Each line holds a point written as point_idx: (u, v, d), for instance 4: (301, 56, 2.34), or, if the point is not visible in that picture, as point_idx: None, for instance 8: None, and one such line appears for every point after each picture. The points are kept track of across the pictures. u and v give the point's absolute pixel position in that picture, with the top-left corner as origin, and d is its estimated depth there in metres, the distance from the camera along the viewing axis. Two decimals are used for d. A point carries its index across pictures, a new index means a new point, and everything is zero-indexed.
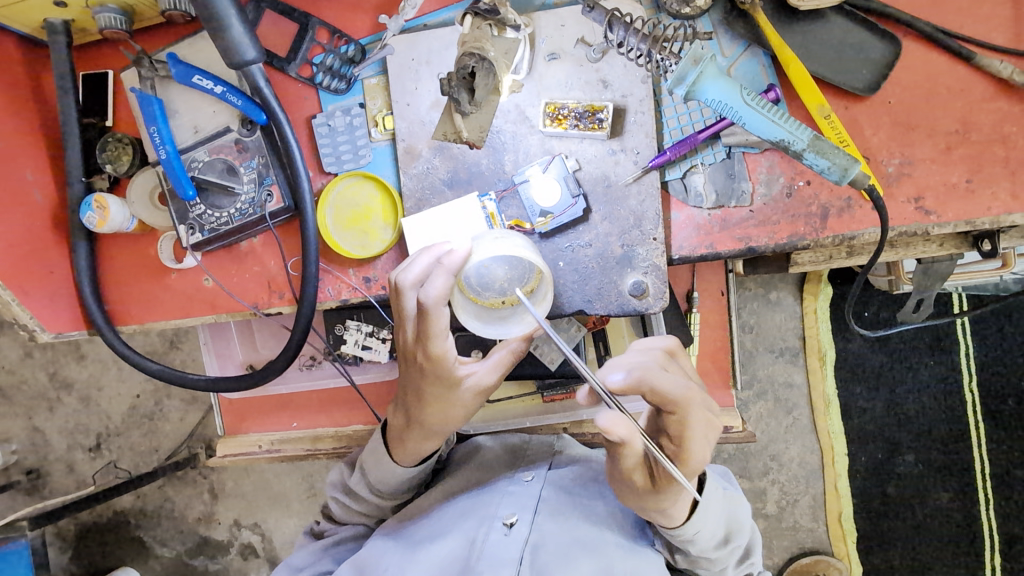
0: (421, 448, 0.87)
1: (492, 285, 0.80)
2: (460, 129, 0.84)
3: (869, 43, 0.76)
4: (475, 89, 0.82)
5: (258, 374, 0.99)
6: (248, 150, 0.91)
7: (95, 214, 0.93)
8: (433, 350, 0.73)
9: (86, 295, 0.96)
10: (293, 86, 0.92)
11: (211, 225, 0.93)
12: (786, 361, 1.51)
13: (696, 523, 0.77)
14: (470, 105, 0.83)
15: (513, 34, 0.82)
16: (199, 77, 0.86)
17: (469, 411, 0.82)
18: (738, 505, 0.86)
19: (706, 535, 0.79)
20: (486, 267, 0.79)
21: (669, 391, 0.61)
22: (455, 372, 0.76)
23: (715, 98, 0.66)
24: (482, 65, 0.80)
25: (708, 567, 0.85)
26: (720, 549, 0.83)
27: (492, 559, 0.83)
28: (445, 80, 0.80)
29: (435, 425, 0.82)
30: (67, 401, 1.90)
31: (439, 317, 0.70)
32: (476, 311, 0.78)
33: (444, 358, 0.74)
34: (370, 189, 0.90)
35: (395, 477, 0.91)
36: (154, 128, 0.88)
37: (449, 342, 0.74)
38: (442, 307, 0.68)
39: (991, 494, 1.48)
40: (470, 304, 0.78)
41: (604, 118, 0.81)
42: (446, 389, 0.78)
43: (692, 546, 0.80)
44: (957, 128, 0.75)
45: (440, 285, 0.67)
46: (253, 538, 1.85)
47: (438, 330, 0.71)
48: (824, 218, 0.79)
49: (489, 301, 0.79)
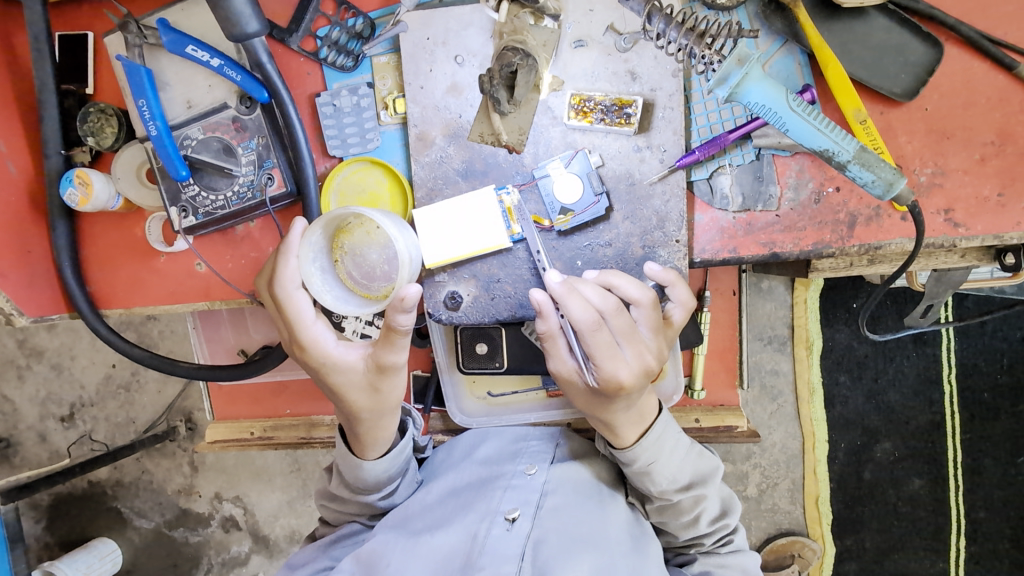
0: (378, 435, 0.82)
1: (375, 272, 0.76)
2: (499, 130, 0.79)
3: (911, 46, 0.73)
4: (515, 88, 0.76)
5: (256, 364, 0.94)
6: (246, 129, 0.84)
7: (77, 192, 0.86)
8: (302, 340, 0.74)
9: (68, 277, 0.90)
10: (295, 60, 0.86)
11: (205, 208, 0.86)
12: (773, 348, 1.51)
13: (647, 448, 0.81)
14: (509, 105, 0.78)
15: (552, 23, 0.78)
16: (193, 47, 0.79)
17: (390, 391, 0.78)
18: (708, 459, 0.87)
19: (663, 471, 0.82)
20: (358, 255, 0.75)
21: (580, 316, 0.68)
22: (341, 356, 0.76)
23: (758, 102, 0.64)
24: (525, 62, 0.75)
25: (677, 516, 0.85)
26: (683, 494, 0.83)
27: (495, 555, 0.81)
28: (485, 76, 0.76)
29: (365, 413, 0.78)
30: (37, 368, 1.84)
31: (296, 301, 0.72)
32: (363, 303, 0.74)
33: (315, 345, 0.74)
34: (377, 175, 0.85)
35: (364, 474, 0.86)
36: (143, 100, 0.81)
37: (319, 327, 0.75)
38: (289, 286, 0.71)
39: (961, 480, 1.51)
40: (355, 298, 0.74)
41: (632, 113, 0.77)
42: (349, 374, 0.76)
43: (651, 484, 0.83)
44: (993, 139, 0.73)
45: (284, 266, 0.70)
46: (234, 511, 1.82)
47: (296, 315, 0.73)
48: (852, 226, 0.77)
49: (380, 291, 0.75)
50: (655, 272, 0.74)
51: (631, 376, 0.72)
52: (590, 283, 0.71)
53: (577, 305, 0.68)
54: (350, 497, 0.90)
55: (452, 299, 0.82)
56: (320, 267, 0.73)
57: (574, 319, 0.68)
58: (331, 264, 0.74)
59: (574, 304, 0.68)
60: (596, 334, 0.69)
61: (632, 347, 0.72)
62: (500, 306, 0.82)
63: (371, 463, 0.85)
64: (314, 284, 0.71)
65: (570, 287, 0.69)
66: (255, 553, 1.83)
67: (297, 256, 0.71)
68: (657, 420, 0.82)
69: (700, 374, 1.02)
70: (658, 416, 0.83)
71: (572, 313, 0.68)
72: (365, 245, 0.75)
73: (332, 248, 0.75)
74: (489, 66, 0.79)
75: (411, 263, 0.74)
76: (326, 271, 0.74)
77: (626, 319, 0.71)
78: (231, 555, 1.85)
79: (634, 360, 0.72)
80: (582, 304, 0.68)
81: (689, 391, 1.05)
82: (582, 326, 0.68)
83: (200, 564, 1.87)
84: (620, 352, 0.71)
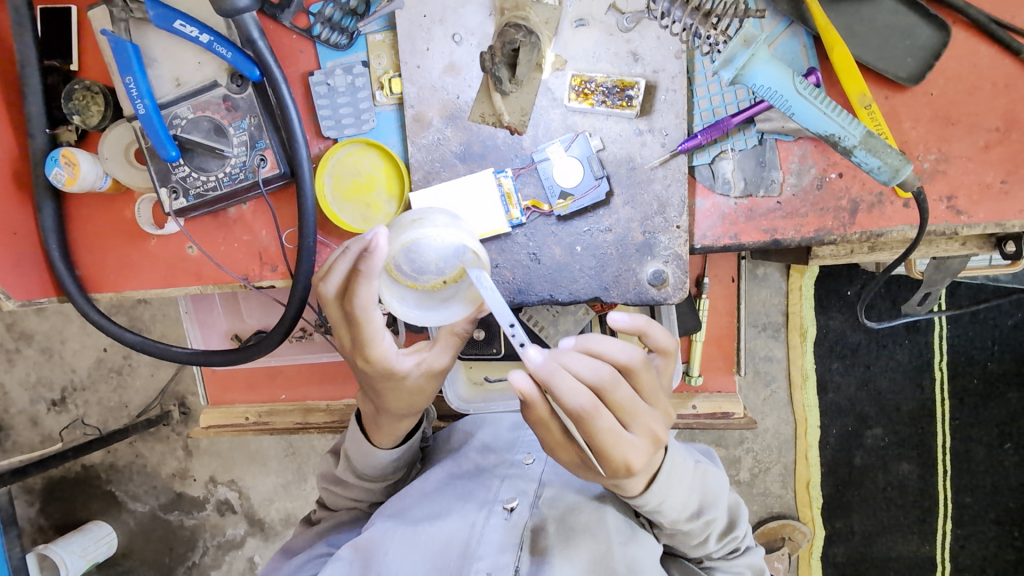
0: (396, 429, 0.83)
1: (427, 266, 0.70)
2: (501, 111, 0.78)
3: (918, 29, 0.72)
4: (517, 66, 0.75)
5: (251, 349, 0.91)
6: (237, 108, 0.82)
7: (63, 171, 0.84)
8: (374, 354, 0.69)
9: (55, 259, 0.88)
10: (287, 38, 0.84)
11: (196, 189, 0.84)
12: (768, 335, 1.52)
13: (657, 492, 0.73)
14: (511, 83, 0.76)
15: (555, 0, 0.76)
16: (181, 23, 0.76)
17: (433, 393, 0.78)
18: (713, 477, 0.83)
19: (674, 505, 0.77)
20: (411, 252, 0.68)
21: (570, 397, 0.60)
22: (403, 366, 0.72)
23: (764, 85, 0.63)
24: (528, 39, 0.74)
25: (686, 539, 0.83)
26: (692, 521, 0.80)
27: (493, 543, 0.81)
28: (487, 54, 0.74)
29: (405, 413, 0.78)
30: (27, 352, 1.81)
31: (373, 319, 0.66)
32: (420, 300, 0.70)
33: (385, 358, 0.70)
34: (372, 158, 0.83)
35: (376, 461, 0.87)
36: (130, 78, 0.78)
37: (388, 341, 0.70)
38: (373, 310, 0.64)
39: (949, 464, 1.52)
40: (409, 292, 0.71)
41: (634, 95, 0.76)
42: (405, 385, 0.73)
43: (662, 517, 0.78)
44: (998, 126, 0.72)
45: (365, 288, 0.62)
46: (229, 495, 1.82)
47: (372, 332, 0.67)
48: (854, 213, 0.76)
49: (430, 282, 0.71)
50: (621, 325, 0.61)
51: (638, 455, 0.64)
52: (577, 355, 0.62)
53: (567, 385, 0.61)
54: (355, 482, 0.90)
55: None
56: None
57: (566, 403, 0.61)
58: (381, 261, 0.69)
59: (562, 387, 0.61)
60: (596, 418, 0.61)
61: (638, 422, 0.64)
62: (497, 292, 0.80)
63: (384, 451, 0.86)
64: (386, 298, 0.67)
65: (556, 365, 0.61)
66: (250, 536, 1.83)
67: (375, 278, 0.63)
68: (664, 465, 0.73)
69: (698, 360, 1.04)
70: (664, 454, 0.74)
71: (563, 394, 0.61)
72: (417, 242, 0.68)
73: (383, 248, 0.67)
74: (490, 43, 0.77)
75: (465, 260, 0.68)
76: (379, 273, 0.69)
77: (627, 391, 0.63)
78: (227, 538, 1.84)
79: (642, 436, 0.64)
80: (571, 383, 0.61)
81: (685, 377, 1.06)
82: (577, 409, 0.61)
83: (195, 547, 1.87)
84: (626, 432, 0.63)
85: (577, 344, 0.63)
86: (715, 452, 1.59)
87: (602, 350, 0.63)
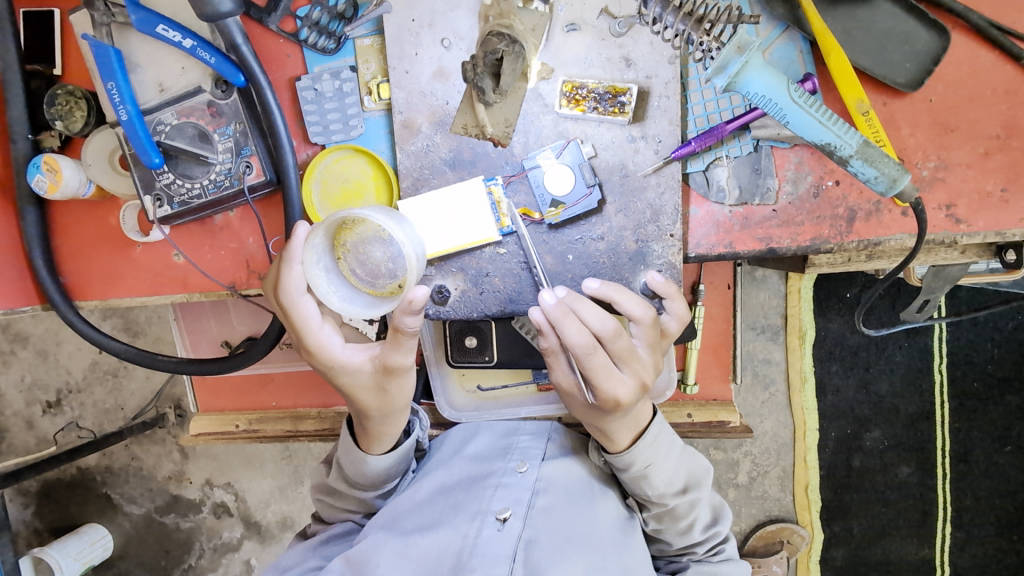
0: (385, 432, 0.82)
1: (380, 270, 0.71)
2: (483, 122, 0.76)
3: (917, 33, 0.70)
4: (501, 76, 0.74)
5: (235, 361, 0.90)
6: (222, 114, 0.80)
7: (45, 178, 0.82)
8: (310, 345, 0.71)
9: (39, 267, 0.86)
10: (273, 42, 0.82)
11: (181, 197, 0.82)
12: (767, 338, 1.50)
13: (643, 451, 0.78)
14: (495, 94, 0.75)
15: (544, 6, 0.75)
16: (163, 28, 0.74)
17: (393, 390, 0.75)
18: (699, 461, 0.86)
19: (659, 474, 0.80)
20: (362, 252, 0.70)
21: (574, 337, 0.66)
22: (349, 359, 0.73)
23: (758, 92, 0.61)
24: (511, 48, 0.73)
25: (674, 522, 0.84)
26: (679, 497, 0.82)
27: (485, 556, 0.78)
28: (468, 64, 0.73)
29: (373, 411, 0.76)
30: (23, 354, 1.80)
31: (302, 307, 0.69)
32: (372, 303, 0.69)
33: (322, 349, 0.72)
34: (361, 164, 0.81)
35: (367, 469, 0.85)
36: (112, 83, 0.76)
37: (326, 332, 0.72)
38: (294, 294, 0.67)
39: (948, 469, 1.51)
40: (362, 296, 0.69)
41: (627, 101, 0.74)
42: (358, 376, 0.74)
43: (648, 488, 0.81)
44: (998, 132, 0.71)
45: (288, 273, 0.67)
46: (225, 498, 1.80)
47: (302, 322, 0.70)
48: (851, 221, 0.75)
49: (386, 288, 0.70)
50: (658, 284, 0.73)
51: (629, 396, 0.70)
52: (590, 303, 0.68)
53: (573, 327, 0.66)
54: (347, 491, 0.89)
55: (440, 293, 0.79)
56: (325, 268, 0.68)
57: (569, 342, 0.66)
58: (335, 263, 0.69)
59: (569, 327, 0.66)
60: (593, 357, 0.67)
61: (630, 368, 0.71)
62: (488, 301, 0.79)
63: (376, 457, 0.84)
64: (319, 287, 0.67)
65: (568, 307, 0.67)
66: (246, 539, 1.81)
67: (301, 262, 0.67)
68: (651, 423, 0.80)
69: (693, 368, 1.03)
70: (651, 418, 0.81)
71: (568, 335, 0.66)
72: (369, 242, 0.70)
73: (334, 246, 0.69)
74: (473, 53, 0.76)
75: (418, 260, 0.70)
76: (330, 272, 0.69)
77: (626, 339, 0.69)
78: (223, 541, 1.83)
79: (632, 380, 0.71)
80: (579, 326, 0.66)
81: (681, 385, 1.05)
82: (578, 348, 0.66)
83: (191, 550, 1.86)
84: (617, 372, 0.70)
85: (600, 289, 0.70)
86: (713, 455, 1.58)
87: (619, 301, 0.71)
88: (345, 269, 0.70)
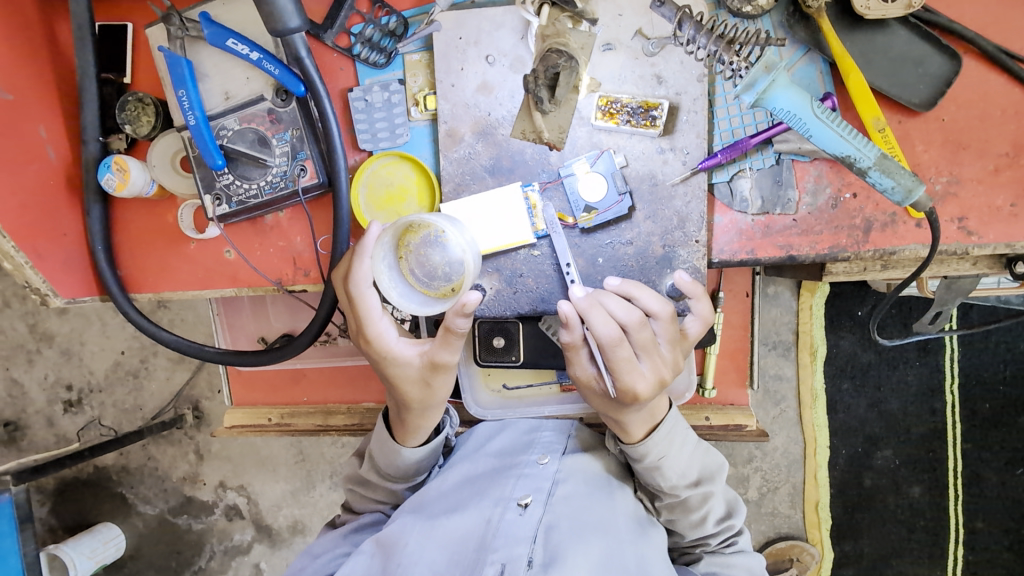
0: (422, 426, 0.86)
1: (437, 273, 0.75)
2: (540, 129, 0.82)
3: (931, 58, 0.76)
4: (556, 88, 0.80)
5: (277, 352, 0.94)
6: (281, 121, 0.87)
7: (114, 177, 0.89)
8: (369, 334, 0.76)
9: (100, 259, 0.92)
10: (328, 56, 0.89)
11: (239, 197, 0.89)
12: (778, 354, 1.54)
13: (658, 443, 0.83)
14: (551, 104, 0.81)
15: (586, 26, 0.81)
16: (233, 41, 0.81)
17: (438, 386, 0.80)
18: (713, 457, 0.90)
19: (673, 466, 0.84)
20: (422, 255, 0.75)
21: (601, 329, 0.71)
22: (401, 352, 0.78)
23: (784, 108, 0.67)
24: (568, 65, 0.79)
25: (687, 515, 0.87)
26: (691, 489, 0.86)
27: (508, 536, 0.81)
28: (529, 77, 0.78)
29: (415, 403, 0.81)
30: (48, 353, 1.86)
31: (367, 298, 0.75)
32: (425, 302, 0.74)
33: (380, 339, 0.77)
34: (405, 170, 0.87)
35: (400, 461, 0.90)
36: (183, 91, 0.83)
37: (384, 324, 0.77)
38: (363, 285, 0.73)
39: (960, 490, 1.52)
40: (417, 295, 0.75)
41: (658, 115, 0.80)
42: (406, 370, 0.79)
43: (662, 479, 0.85)
44: (1008, 151, 0.76)
45: (358, 266, 0.73)
46: (238, 500, 1.84)
47: (367, 311, 0.75)
48: (867, 231, 0.80)
49: (440, 291, 0.75)
50: (684, 284, 0.77)
51: (648, 388, 0.74)
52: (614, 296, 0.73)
53: (600, 317, 0.71)
54: (379, 482, 0.93)
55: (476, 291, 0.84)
56: (388, 265, 0.74)
57: (597, 333, 0.71)
58: (397, 261, 0.75)
59: (597, 317, 0.71)
60: (618, 348, 0.72)
61: (650, 360, 0.75)
62: (521, 300, 0.84)
63: (409, 450, 0.89)
64: (382, 281, 0.73)
65: (594, 300, 0.72)
66: (257, 542, 1.85)
67: (369, 256, 0.73)
68: (665, 418, 0.84)
69: (712, 372, 1.07)
70: (666, 413, 0.85)
71: (596, 326, 0.71)
72: (429, 245, 0.75)
73: (398, 246, 0.75)
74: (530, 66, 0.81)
75: (472, 266, 0.74)
76: (392, 269, 0.75)
77: (650, 332, 0.73)
78: (234, 543, 1.86)
79: (651, 373, 0.75)
80: (606, 317, 0.71)
81: (700, 390, 1.09)
82: (605, 339, 0.71)
83: (202, 552, 1.89)
84: (638, 365, 0.74)
85: (620, 286, 0.76)
86: None
87: (637, 297, 0.75)
88: (405, 269, 0.75)
